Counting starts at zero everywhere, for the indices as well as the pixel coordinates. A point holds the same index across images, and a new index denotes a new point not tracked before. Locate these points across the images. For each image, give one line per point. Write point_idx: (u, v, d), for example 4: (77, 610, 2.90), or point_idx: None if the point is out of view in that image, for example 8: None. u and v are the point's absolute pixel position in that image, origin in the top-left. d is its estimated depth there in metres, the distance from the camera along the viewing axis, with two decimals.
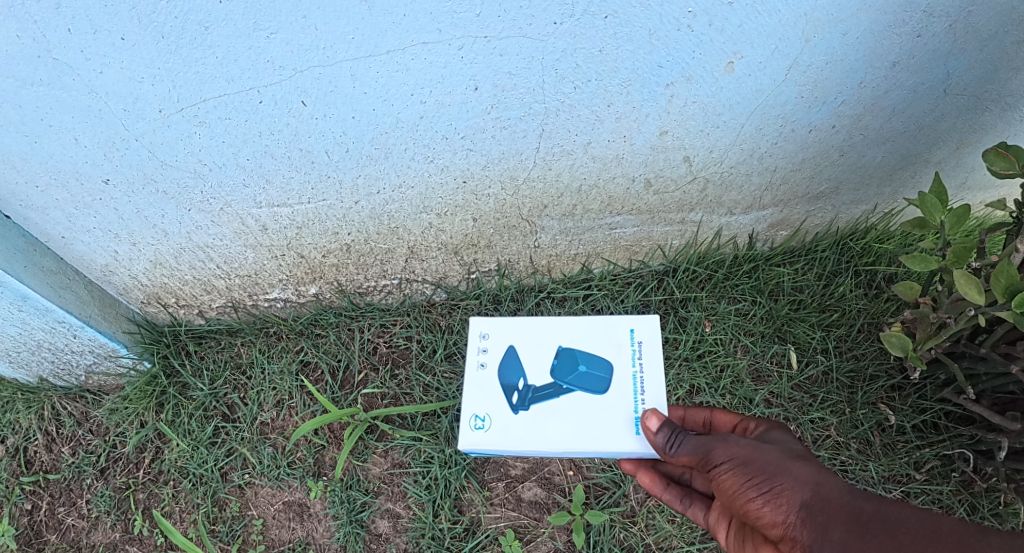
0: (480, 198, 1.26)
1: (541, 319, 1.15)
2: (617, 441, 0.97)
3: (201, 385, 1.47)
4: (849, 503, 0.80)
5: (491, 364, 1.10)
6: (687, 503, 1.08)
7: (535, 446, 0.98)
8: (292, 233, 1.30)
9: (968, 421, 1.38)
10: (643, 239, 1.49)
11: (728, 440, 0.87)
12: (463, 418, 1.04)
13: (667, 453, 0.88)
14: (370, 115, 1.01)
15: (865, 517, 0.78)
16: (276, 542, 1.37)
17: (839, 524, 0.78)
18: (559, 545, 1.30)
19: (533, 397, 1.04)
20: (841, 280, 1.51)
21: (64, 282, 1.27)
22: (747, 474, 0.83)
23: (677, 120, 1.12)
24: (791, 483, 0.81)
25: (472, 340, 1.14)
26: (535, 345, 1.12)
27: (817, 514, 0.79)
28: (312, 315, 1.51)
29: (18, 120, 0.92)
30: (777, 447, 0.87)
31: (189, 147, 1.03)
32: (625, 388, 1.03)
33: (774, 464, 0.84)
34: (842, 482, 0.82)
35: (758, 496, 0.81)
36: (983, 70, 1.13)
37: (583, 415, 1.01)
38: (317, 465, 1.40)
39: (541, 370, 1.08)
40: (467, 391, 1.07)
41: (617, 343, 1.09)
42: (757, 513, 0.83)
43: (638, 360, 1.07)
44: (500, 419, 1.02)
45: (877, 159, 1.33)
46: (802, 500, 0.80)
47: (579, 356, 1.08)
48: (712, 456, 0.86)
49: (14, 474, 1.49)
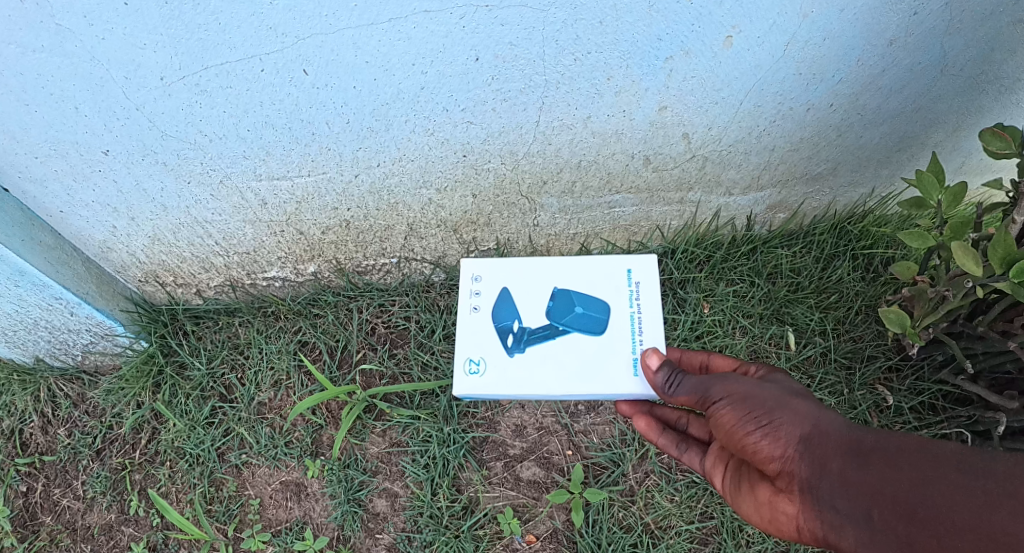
0: (480, 173, 1.26)
1: (536, 262, 1.15)
2: (613, 380, 1.00)
3: (198, 365, 1.47)
4: (847, 436, 0.81)
5: (485, 307, 1.11)
6: (684, 449, 1.11)
7: (531, 387, 1.01)
8: (291, 209, 1.30)
9: (965, 403, 1.39)
10: (642, 219, 1.50)
11: (726, 380, 0.92)
12: (458, 362, 1.05)
13: (664, 392, 0.93)
14: (372, 85, 1.01)
15: (864, 449, 0.79)
16: (274, 521, 1.36)
17: (837, 456, 0.80)
18: (558, 525, 1.30)
19: (529, 338, 1.06)
20: (838, 263, 1.52)
21: (61, 258, 1.26)
22: (746, 409, 0.86)
23: (676, 96, 1.13)
24: (789, 418, 0.83)
25: (464, 283, 1.14)
26: (530, 287, 1.12)
27: (815, 447, 0.81)
28: (310, 294, 1.52)
29: (19, 88, 0.92)
30: (775, 385, 0.90)
31: (189, 117, 1.03)
32: (621, 328, 1.05)
33: (772, 400, 0.86)
34: (841, 418, 0.84)
35: (755, 429, 0.84)
36: (980, 51, 1.14)
37: (579, 356, 1.04)
38: (315, 445, 1.40)
39: (536, 311, 1.09)
40: (461, 335, 1.08)
41: (614, 285, 1.10)
42: (754, 448, 0.85)
43: (635, 301, 1.08)
44: (496, 362, 1.04)
45: (875, 140, 1.34)
46: (800, 434, 0.82)
47: (575, 298, 1.09)
48: (710, 395, 0.91)
49: (9, 456, 1.48)
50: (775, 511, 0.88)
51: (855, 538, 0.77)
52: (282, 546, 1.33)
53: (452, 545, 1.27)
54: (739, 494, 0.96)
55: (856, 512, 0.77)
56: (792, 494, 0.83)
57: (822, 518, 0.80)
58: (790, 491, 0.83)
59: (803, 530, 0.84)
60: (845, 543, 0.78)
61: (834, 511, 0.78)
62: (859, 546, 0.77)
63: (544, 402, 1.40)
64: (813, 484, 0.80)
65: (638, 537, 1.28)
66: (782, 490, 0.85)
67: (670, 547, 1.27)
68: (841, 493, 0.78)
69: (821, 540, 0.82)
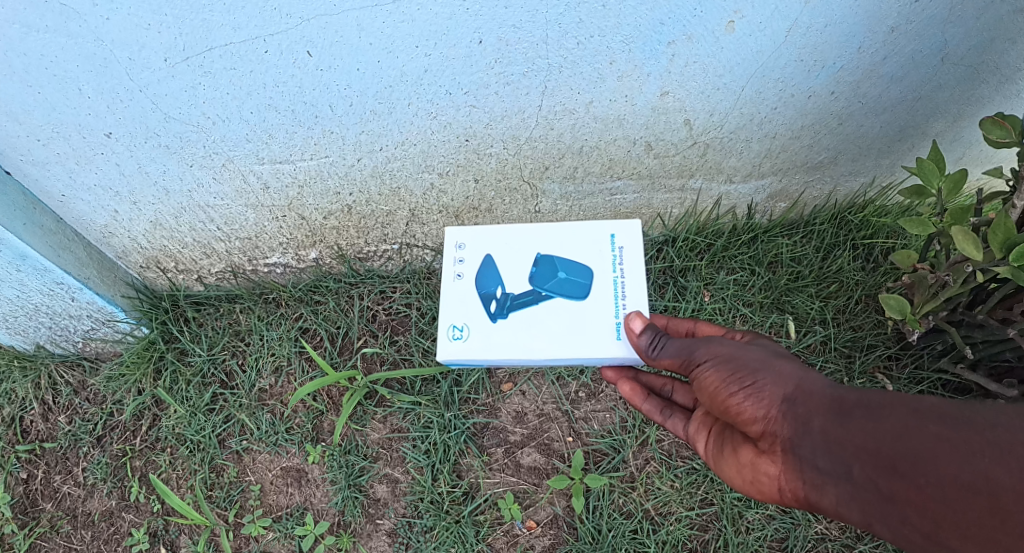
0: (482, 158, 1.27)
1: (520, 230, 1.16)
2: (597, 345, 1.01)
3: (199, 351, 1.48)
4: (829, 395, 0.83)
5: (468, 274, 1.12)
6: (668, 415, 1.15)
7: (514, 351, 1.02)
8: (293, 193, 1.31)
9: (965, 392, 1.40)
10: (643, 207, 1.51)
11: (711, 342, 0.94)
12: (442, 328, 1.06)
13: (649, 355, 0.95)
14: (375, 68, 1.01)
15: (846, 407, 0.81)
16: (275, 507, 1.37)
17: (819, 414, 0.82)
18: (558, 511, 1.31)
19: (512, 304, 1.06)
20: (839, 252, 1.52)
21: (62, 242, 1.26)
22: (730, 370, 0.88)
23: (678, 81, 1.13)
24: (773, 379, 0.86)
25: (448, 251, 1.15)
26: (514, 254, 1.13)
27: (798, 406, 0.83)
28: (311, 281, 1.52)
29: (22, 69, 0.92)
30: (761, 348, 0.92)
31: (193, 98, 1.03)
32: (604, 292, 1.06)
33: (757, 361, 0.89)
34: (824, 379, 0.86)
35: (739, 390, 0.87)
36: (981, 39, 1.14)
37: (563, 320, 1.04)
38: (315, 431, 1.40)
39: (519, 277, 1.09)
40: (445, 301, 1.09)
41: (598, 250, 1.11)
42: (738, 409, 0.88)
43: (618, 265, 1.09)
44: (479, 328, 1.05)
45: (876, 129, 1.34)
46: (783, 395, 0.85)
47: (558, 263, 1.09)
48: (695, 356, 0.93)
49: (10, 443, 1.48)
50: (757, 473, 0.91)
51: (836, 494, 0.79)
52: (283, 531, 1.34)
53: (453, 530, 1.28)
54: (722, 459, 1.01)
55: (837, 468, 0.79)
56: (775, 454, 0.86)
57: (804, 477, 0.82)
58: (773, 451, 0.86)
59: (786, 490, 0.87)
60: (827, 500, 0.80)
61: (816, 469, 0.81)
62: (840, 502, 0.79)
63: (545, 389, 1.40)
64: (795, 442, 0.82)
65: (639, 523, 1.28)
66: (765, 452, 0.88)
67: (670, 533, 1.28)
68: (822, 450, 0.80)
69: (803, 499, 0.85)
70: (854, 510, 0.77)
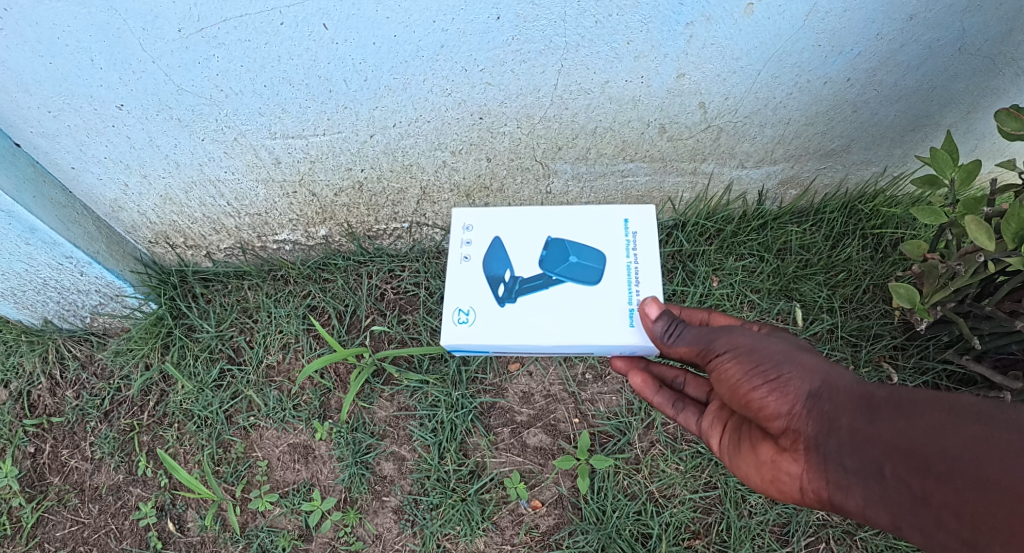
0: (495, 137, 1.27)
1: (530, 213, 1.16)
2: (608, 333, 1.01)
3: (208, 327, 1.49)
4: (856, 392, 0.83)
5: (476, 257, 1.11)
6: (680, 409, 1.15)
7: (523, 337, 1.01)
8: (305, 168, 1.30)
9: (969, 382, 1.41)
10: (655, 190, 1.51)
11: (731, 332, 0.93)
12: (447, 312, 1.06)
13: (664, 342, 0.94)
14: (391, 42, 1.00)
15: (874, 403, 0.81)
16: (281, 482, 1.38)
17: (846, 412, 0.82)
18: (563, 491, 1.32)
19: (521, 289, 1.05)
20: (847, 242, 1.52)
21: (71, 215, 1.26)
22: (751, 361, 0.88)
23: (694, 63, 1.12)
24: (798, 373, 0.86)
25: (456, 231, 1.15)
26: (523, 238, 1.13)
27: (824, 402, 0.83)
28: (320, 259, 1.53)
29: (34, 38, 0.91)
30: (784, 341, 0.92)
31: (206, 71, 1.03)
32: (617, 277, 1.05)
33: (780, 354, 0.88)
34: (851, 374, 0.86)
35: (762, 384, 0.86)
36: (1000, 29, 1.12)
37: (573, 306, 1.03)
38: (323, 408, 1.41)
39: (529, 261, 1.09)
40: (451, 282, 1.08)
41: (611, 234, 1.11)
42: (760, 404, 0.88)
43: (631, 250, 1.09)
44: (485, 312, 1.04)
45: (890, 117, 1.33)
46: (808, 390, 0.85)
47: (569, 247, 1.08)
48: (713, 347, 0.92)
49: (17, 417, 1.49)
50: (777, 471, 0.92)
51: (862, 496, 0.79)
52: (289, 506, 1.35)
53: (459, 508, 1.30)
54: (738, 455, 1.01)
55: (864, 468, 0.79)
56: (797, 452, 0.87)
57: (829, 477, 0.83)
58: (795, 448, 0.87)
59: (807, 491, 0.87)
60: (852, 502, 0.81)
61: (841, 468, 0.81)
62: (866, 505, 0.79)
63: (551, 370, 1.41)
64: (820, 440, 0.83)
65: (642, 505, 1.30)
66: (787, 450, 0.89)
67: (674, 515, 1.29)
68: (849, 449, 0.81)
69: (825, 499, 0.85)
70: (882, 513, 0.77)
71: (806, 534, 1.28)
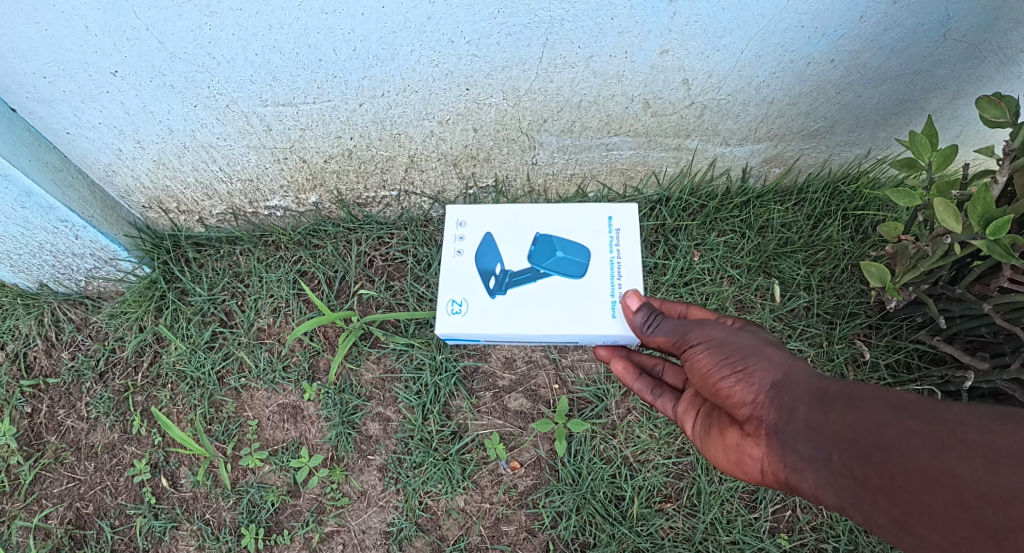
0: (482, 108, 1.30)
1: (517, 209, 1.20)
2: (589, 321, 1.05)
3: (200, 291, 1.53)
4: (815, 385, 0.86)
5: (468, 251, 1.15)
6: (658, 395, 1.19)
7: (508, 326, 1.05)
8: (295, 136, 1.33)
9: (939, 362, 1.45)
10: (639, 164, 1.53)
11: (705, 325, 0.97)
12: (439, 303, 1.09)
13: (644, 333, 0.97)
14: (378, 13, 1.02)
15: (828, 396, 0.83)
16: (271, 441, 1.43)
17: (804, 403, 0.85)
18: (542, 453, 1.38)
19: (510, 282, 1.09)
20: (829, 222, 1.56)
21: (67, 180, 1.29)
22: (721, 353, 0.92)
23: (678, 40, 1.14)
24: (763, 366, 0.89)
25: (449, 227, 1.18)
26: (512, 234, 1.16)
27: (783, 394, 0.86)
28: (310, 225, 1.57)
29: (30, 6, 0.93)
30: (752, 335, 0.95)
31: (199, 38, 1.04)
32: (601, 272, 1.09)
33: (748, 347, 0.92)
34: (812, 368, 0.89)
35: (731, 374, 0.90)
36: (984, 17, 1.14)
37: (559, 296, 1.07)
38: (312, 369, 1.47)
39: (518, 255, 1.13)
40: (445, 276, 1.12)
41: (595, 231, 1.14)
42: (728, 392, 0.92)
43: (614, 246, 1.13)
44: (478, 303, 1.08)
45: (874, 100, 1.35)
46: (771, 382, 0.88)
47: (556, 242, 1.12)
48: (688, 338, 0.96)
49: (15, 378, 1.53)
50: (741, 454, 0.95)
51: (814, 478, 0.83)
52: (278, 464, 1.40)
53: (441, 466, 1.35)
54: (709, 440, 1.05)
55: (816, 454, 0.82)
56: (759, 437, 0.90)
57: (785, 460, 0.86)
58: (757, 434, 0.90)
59: (767, 472, 0.91)
60: (805, 483, 0.84)
61: (797, 454, 0.84)
62: (817, 486, 0.83)
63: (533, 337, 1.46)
64: (778, 427, 0.86)
65: (617, 468, 1.35)
66: (750, 434, 0.92)
67: (647, 478, 1.34)
68: (805, 437, 0.83)
69: (783, 481, 0.89)
70: (830, 494, 0.81)
71: (772, 502, 1.34)
